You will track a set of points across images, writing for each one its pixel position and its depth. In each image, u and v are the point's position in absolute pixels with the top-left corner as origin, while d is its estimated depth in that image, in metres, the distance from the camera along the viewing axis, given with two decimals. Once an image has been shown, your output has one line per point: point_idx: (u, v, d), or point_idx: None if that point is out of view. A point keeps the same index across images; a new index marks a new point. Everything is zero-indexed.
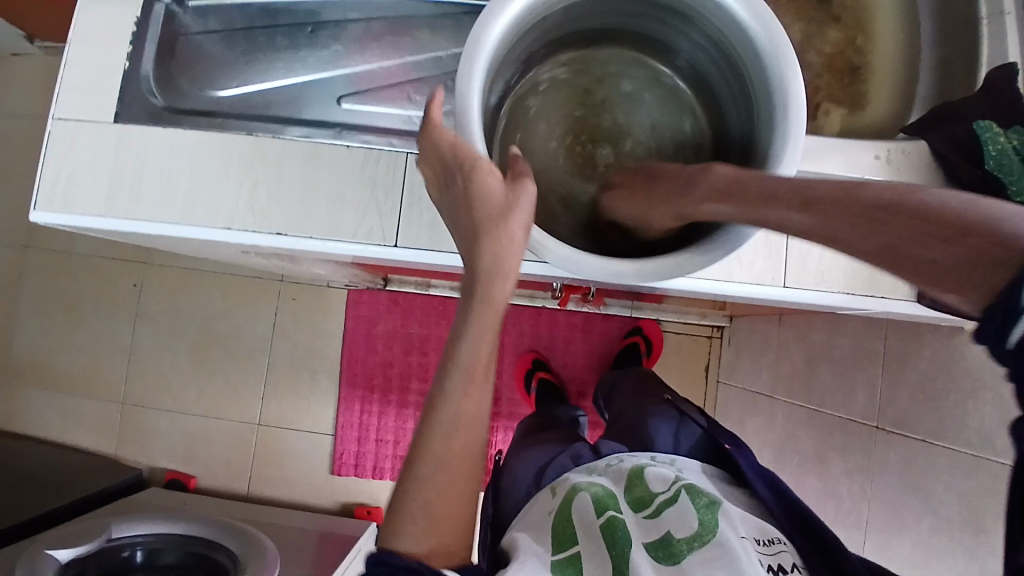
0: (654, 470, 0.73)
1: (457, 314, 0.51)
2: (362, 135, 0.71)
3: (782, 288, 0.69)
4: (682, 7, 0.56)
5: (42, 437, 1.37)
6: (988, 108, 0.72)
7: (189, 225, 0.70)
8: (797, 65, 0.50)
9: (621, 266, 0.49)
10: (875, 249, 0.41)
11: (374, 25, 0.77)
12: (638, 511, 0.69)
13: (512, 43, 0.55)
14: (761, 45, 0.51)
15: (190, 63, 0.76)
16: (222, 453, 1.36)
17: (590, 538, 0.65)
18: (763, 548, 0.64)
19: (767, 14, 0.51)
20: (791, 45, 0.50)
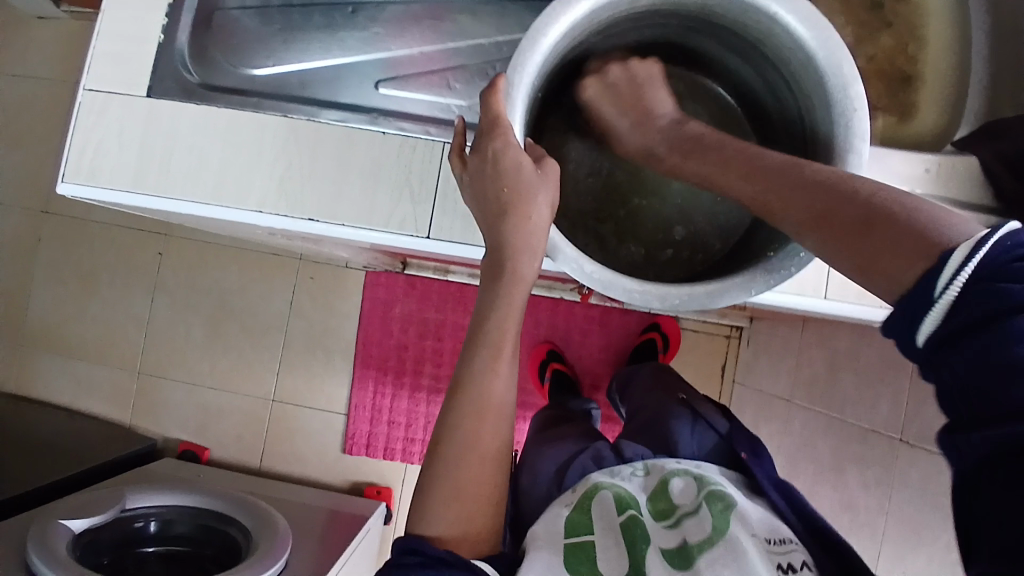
0: (679, 477, 0.72)
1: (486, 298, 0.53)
2: (398, 122, 0.69)
3: (823, 299, 0.67)
4: (739, 28, 0.58)
5: (57, 402, 1.38)
6: None
7: (220, 205, 0.69)
8: (857, 85, 0.51)
9: (670, 288, 0.50)
10: (809, 219, 0.45)
11: (414, 7, 0.74)
12: (659, 521, 0.68)
13: (565, 52, 0.58)
14: (821, 65, 0.52)
15: (226, 37, 0.74)
16: (234, 427, 1.36)
17: (605, 531, 0.66)
18: (773, 547, 0.62)
19: (833, 37, 0.52)
20: (852, 66, 0.51)
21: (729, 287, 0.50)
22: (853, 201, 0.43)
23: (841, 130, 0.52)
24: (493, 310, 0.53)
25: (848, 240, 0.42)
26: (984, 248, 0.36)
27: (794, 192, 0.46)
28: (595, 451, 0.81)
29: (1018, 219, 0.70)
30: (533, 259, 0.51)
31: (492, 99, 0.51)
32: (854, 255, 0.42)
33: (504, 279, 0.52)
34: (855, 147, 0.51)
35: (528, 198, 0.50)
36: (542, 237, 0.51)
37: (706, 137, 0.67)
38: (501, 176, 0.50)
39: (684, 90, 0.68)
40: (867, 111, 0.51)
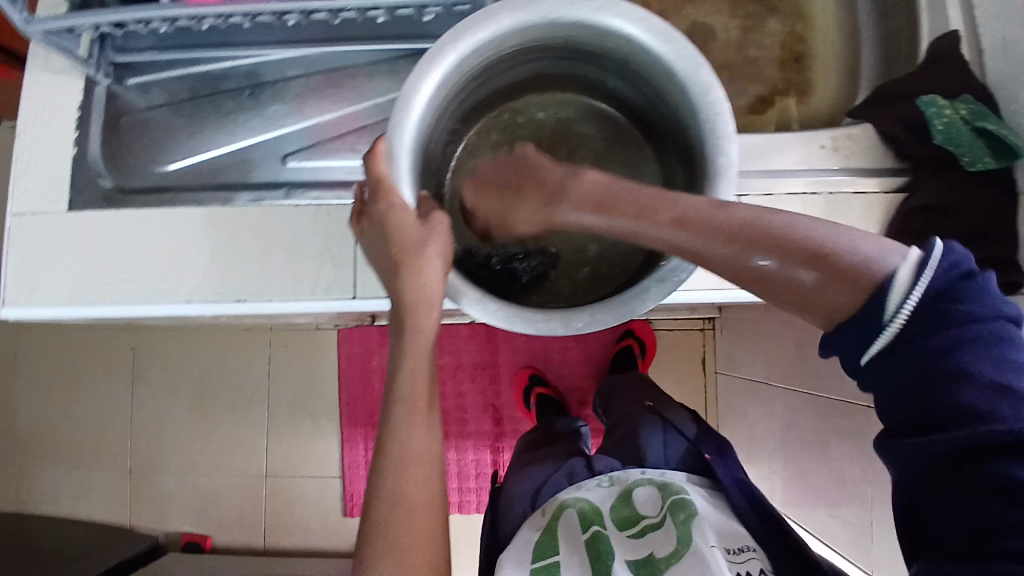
0: (643, 487, 0.78)
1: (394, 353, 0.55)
2: (311, 193, 0.71)
3: (747, 289, 0.70)
4: (606, 52, 0.61)
5: (56, 512, 1.38)
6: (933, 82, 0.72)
7: (153, 302, 0.70)
8: (716, 88, 0.54)
9: (575, 312, 0.56)
10: (739, 269, 0.49)
11: (315, 78, 0.75)
12: (624, 531, 0.74)
13: (445, 103, 0.60)
14: (682, 76, 0.55)
15: (136, 139, 0.75)
16: (232, 509, 1.35)
17: (572, 551, 0.72)
18: (731, 556, 0.66)
19: (688, 50, 0.55)
20: (710, 72, 0.55)
21: (626, 298, 0.56)
22: (763, 228, 0.48)
23: (710, 135, 0.55)
24: (401, 362, 0.55)
25: (786, 281, 0.48)
26: (930, 268, 0.46)
27: (730, 234, 0.48)
28: (568, 469, 0.84)
29: (925, 174, 0.72)
30: (431, 310, 0.53)
31: (373, 161, 0.53)
32: (795, 298, 0.48)
33: (409, 320, 0.54)
34: (725, 149, 0.54)
35: (421, 247, 0.52)
36: (439, 284, 0.53)
37: (602, 155, 0.70)
38: (389, 236, 0.52)
39: (578, 116, 0.71)
40: (730, 112, 0.54)
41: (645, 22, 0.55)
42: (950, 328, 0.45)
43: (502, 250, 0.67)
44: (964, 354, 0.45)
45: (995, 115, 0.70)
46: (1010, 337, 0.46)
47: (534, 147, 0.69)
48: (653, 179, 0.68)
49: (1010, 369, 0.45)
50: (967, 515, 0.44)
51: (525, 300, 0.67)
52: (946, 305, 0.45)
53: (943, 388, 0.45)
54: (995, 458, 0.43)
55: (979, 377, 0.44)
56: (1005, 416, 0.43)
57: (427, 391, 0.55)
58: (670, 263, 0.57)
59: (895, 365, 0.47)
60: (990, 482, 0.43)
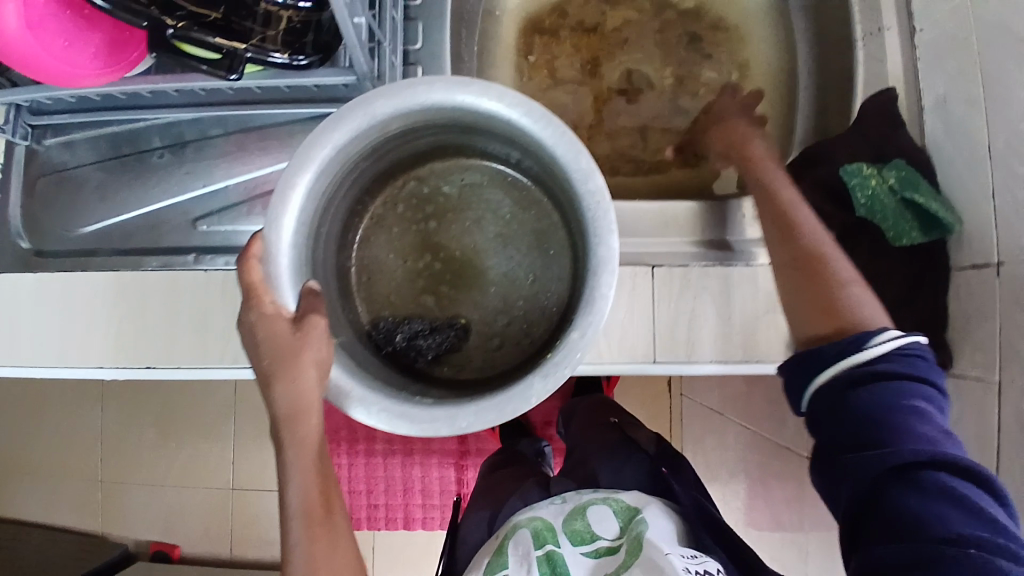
0: (599, 506, 0.77)
1: (278, 467, 0.53)
2: (222, 259, 0.71)
3: (656, 363, 0.69)
4: (493, 130, 0.60)
5: (26, 523, 1.39)
6: (860, 146, 0.69)
7: (68, 368, 0.71)
8: (597, 176, 0.55)
9: (462, 411, 0.56)
10: (801, 252, 0.61)
11: (233, 137, 0.73)
12: (578, 546, 0.72)
13: (335, 188, 0.60)
14: (566, 162, 0.56)
15: (50, 199, 0.74)
16: (200, 522, 1.37)
17: (524, 567, 0.69)
18: (688, 559, 0.64)
19: (567, 134, 0.55)
20: (591, 158, 0.55)
21: (511, 396, 0.55)
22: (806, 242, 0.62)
23: (592, 222, 0.55)
24: (287, 481, 0.52)
25: (828, 279, 0.59)
26: (902, 342, 0.53)
27: (796, 233, 0.62)
28: (525, 491, 0.87)
29: (848, 246, 0.69)
30: (311, 419, 0.53)
31: (247, 266, 0.53)
32: (804, 296, 0.60)
33: (284, 431, 0.53)
34: (606, 239, 0.55)
35: (297, 353, 0.52)
36: (317, 387, 0.53)
37: (510, 219, 0.69)
38: (261, 346, 0.52)
39: (483, 180, 0.70)
40: (608, 200, 0.54)
41: (525, 106, 0.55)
42: (896, 373, 0.52)
43: (407, 327, 0.67)
44: (901, 392, 0.51)
45: (927, 184, 0.66)
46: (939, 404, 0.52)
47: (438, 216, 0.69)
48: (560, 246, 0.68)
49: (939, 423, 0.51)
50: (897, 521, 0.47)
51: (434, 372, 0.68)
52: (910, 363, 0.53)
53: (879, 419, 0.51)
54: (921, 471, 0.47)
55: (924, 421, 0.50)
56: (928, 443, 0.49)
57: (323, 497, 0.53)
58: (554, 357, 0.56)
59: (843, 398, 0.53)
60: (926, 492, 0.47)
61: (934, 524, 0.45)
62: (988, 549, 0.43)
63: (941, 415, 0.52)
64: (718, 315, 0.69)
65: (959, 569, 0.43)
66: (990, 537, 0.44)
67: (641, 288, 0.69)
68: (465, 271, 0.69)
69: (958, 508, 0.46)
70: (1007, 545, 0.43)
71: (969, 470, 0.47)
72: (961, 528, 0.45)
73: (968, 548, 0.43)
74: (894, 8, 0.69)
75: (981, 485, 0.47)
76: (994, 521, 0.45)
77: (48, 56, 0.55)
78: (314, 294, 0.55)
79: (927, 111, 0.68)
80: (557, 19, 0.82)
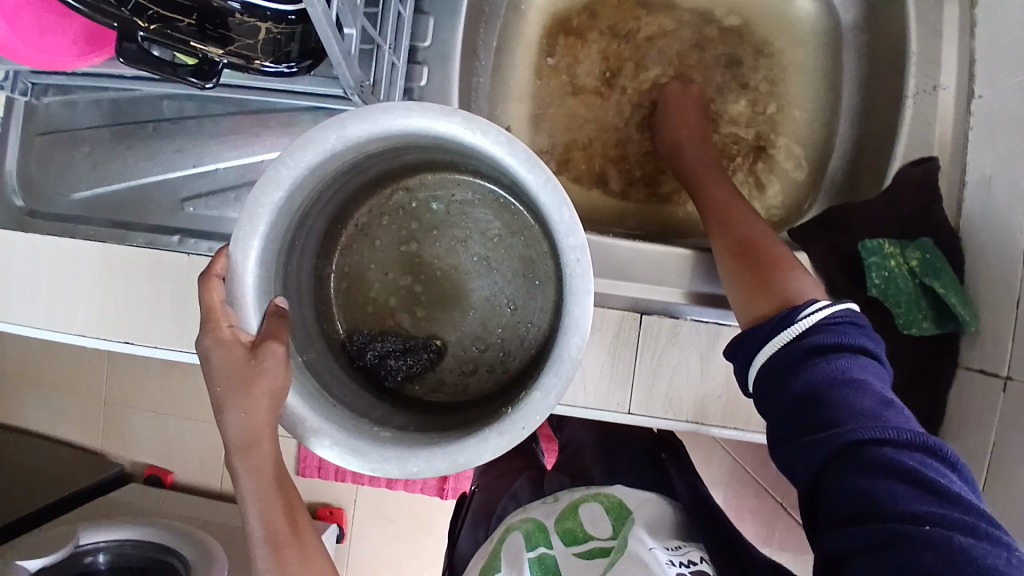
0: (591, 504, 0.73)
1: (236, 495, 0.52)
2: (209, 244, 0.70)
3: (628, 414, 0.69)
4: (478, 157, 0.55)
5: (36, 431, 1.46)
6: (889, 213, 0.67)
7: (52, 332, 0.71)
8: (578, 231, 0.49)
9: (417, 461, 0.52)
10: (736, 243, 0.62)
11: (240, 119, 0.72)
12: (569, 546, 0.68)
13: (313, 199, 0.58)
14: (547, 208, 0.50)
15: (48, 158, 0.75)
16: (196, 453, 1.41)
17: (515, 569, 0.66)
18: (672, 550, 0.64)
19: (551, 179, 0.50)
20: (573, 209, 0.49)
21: (464, 447, 0.52)
22: (748, 233, 0.62)
23: (569, 280, 0.50)
24: (246, 512, 0.52)
25: (763, 264, 0.59)
26: (829, 309, 0.51)
27: (735, 225, 0.64)
28: (517, 489, 0.83)
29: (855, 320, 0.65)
30: (266, 450, 0.52)
31: (208, 286, 0.52)
32: (739, 284, 0.59)
33: (237, 459, 0.52)
34: (581, 300, 0.50)
35: (250, 381, 0.51)
36: (272, 415, 0.52)
37: (501, 241, 0.65)
38: (218, 373, 0.52)
39: (474, 198, 0.65)
40: (587, 261, 0.49)
41: (508, 144, 0.50)
42: (827, 345, 0.49)
43: (379, 345, 0.65)
44: (835, 364, 0.48)
45: (951, 271, 0.63)
46: (879, 373, 0.49)
47: (424, 231, 0.66)
48: (547, 276, 0.63)
49: (881, 390, 0.47)
50: (853, 501, 0.43)
51: (406, 390, 0.66)
52: (843, 332, 0.50)
53: (817, 394, 0.47)
54: (866, 445, 0.44)
55: (861, 392, 0.46)
56: (869, 416, 0.45)
57: (289, 518, 0.53)
58: (513, 413, 0.52)
59: (783, 373, 0.50)
60: (873, 470, 0.43)
61: (885, 504, 0.41)
62: (947, 527, 0.39)
63: (884, 384, 0.48)
64: (700, 376, 0.68)
65: (921, 549, 0.39)
66: (948, 514, 0.40)
67: (625, 336, 0.68)
68: (449, 292, 0.66)
69: (908, 482, 0.42)
70: (971, 524, 0.39)
71: (916, 441, 0.43)
72: (915, 506, 0.41)
73: (925, 527, 0.40)
74: (956, 70, 0.68)
75: (937, 457, 0.43)
76: (952, 493, 0.41)
77: (24, 46, 0.61)
78: (280, 315, 0.54)
79: (968, 190, 0.66)
80: (591, 25, 0.84)
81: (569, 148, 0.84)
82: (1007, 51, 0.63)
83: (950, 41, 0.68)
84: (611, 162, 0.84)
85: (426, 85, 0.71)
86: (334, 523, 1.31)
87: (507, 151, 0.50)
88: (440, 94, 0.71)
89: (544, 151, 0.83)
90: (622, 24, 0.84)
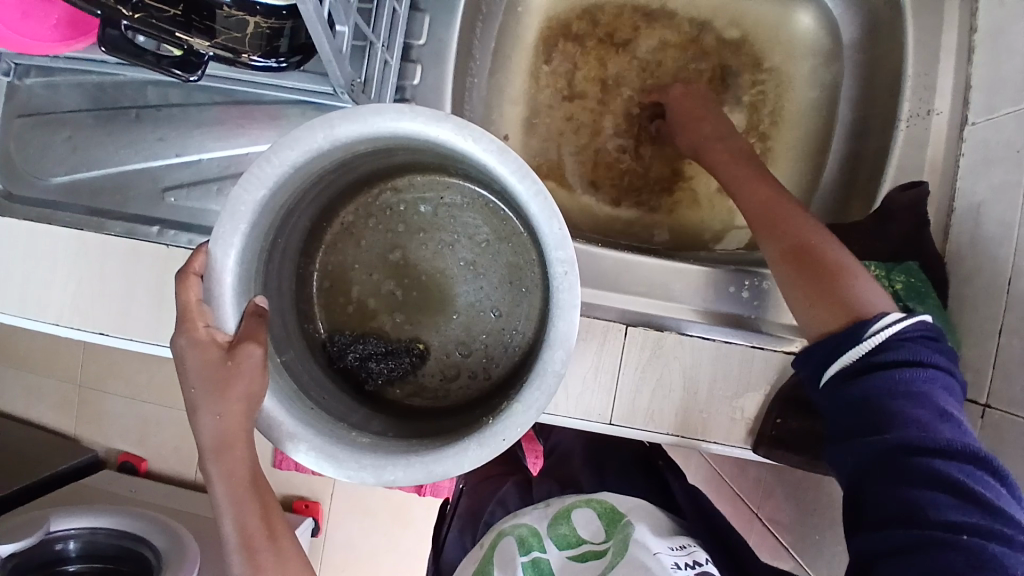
0: (583, 508, 0.73)
1: (209, 497, 0.52)
2: (191, 235, 0.69)
3: (607, 425, 0.68)
4: (468, 162, 0.54)
5: (8, 411, 1.44)
6: (876, 236, 0.68)
7: (23, 319, 0.69)
8: (568, 243, 0.48)
9: (395, 470, 0.51)
10: (788, 247, 0.59)
11: (227, 110, 0.70)
12: (564, 550, 0.68)
13: (297, 196, 0.57)
14: (536, 217, 0.49)
15: (28, 140, 0.73)
16: (172, 439, 1.38)
17: (508, 573, 0.66)
18: (675, 550, 0.64)
19: (542, 187, 0.48)
20: (563, 220, 0.48)
21: (443, 457, 0.51)
22: (807, 233, 0.59)
23: (556, 293, 0.50)
24: (221, 516, 0.51)
25: (824, 269, 0.56)
26: (909, 321, 0.50)
27: (785, 225, 0.61)
28: (505, 495, 0.82)
29: None
30: (242, 453, 0.51)
31: (185, 284, 0.51)
32: (803, 291, 0.57)
33: (211, 464, 0.51)
34: (567, 314, 0.49)
35: (226, 383, 0.50)
36: (248, 418, 0.51)
37: (488, 246, 0.64)
38: (194, 373, 0.51)
39: (463, 202, 0.64)
40: (574, 275, 0.48)
41: (499, 153, 0.48)
42: (894, 360, 0.49)
43: (361, 347, 0.64)
44: (898, 376, 0.49)
45: (936, 297, 0.64)
46: (946, 385, 0.49)
47: (411, 232, 0.65)
48: (534, 284, 0.63)
49: (941, 402, 0.48)
50: (893, 505, 0.46)
51: (386, 393, 0.65)
52: (914, 347, 0.49)
53: (877, 404, 0.49)
54: (916, 456, 0.46)
55: (920, 404, 0.48)
56: (923, 428, 0.47)
57: (265, 523, 0.52)
58: (495, 424, 0.51)
59: (850, 378, 0.51)
60: (919, 479, 0.45)
61: (923, 511, 0.44)
62: (981, 536, 0.42)
63: (949, 396, 0.49)
64: (683, 390, 0.68)
65: (953, 555, 0.42)
66: (982, 523, 0.43)
67: (610, 346, 0.68)
68: (434, 296, 0.65)
69: (952, 493, 0.44)
70: (1002, 533, 0.42)
71: (967, 455, 0.45)
72: (952, 515, 0.44)
73: (959, 536, 0.42)
74: (950, 95, 0.68)
75: (983, 470, 0.45)
76: (993, 504, 0.44)
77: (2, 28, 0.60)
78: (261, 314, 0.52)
79: (957, 216, 0.66)
80: (590, 32, 0.83)
81: (561, 151, 0.83)
82: (1004, 81, 0.63)
83: (947, 67, 0.68)
84: (604, 168, 0.84)
85: (419, 84, 0.70)
86: (311, 516, 1.30)
87: (497, 160, 0.49)
88: (433, 93, 0.70)
89: (538, 157, 0.83)
90: (619, 30, 0.84)
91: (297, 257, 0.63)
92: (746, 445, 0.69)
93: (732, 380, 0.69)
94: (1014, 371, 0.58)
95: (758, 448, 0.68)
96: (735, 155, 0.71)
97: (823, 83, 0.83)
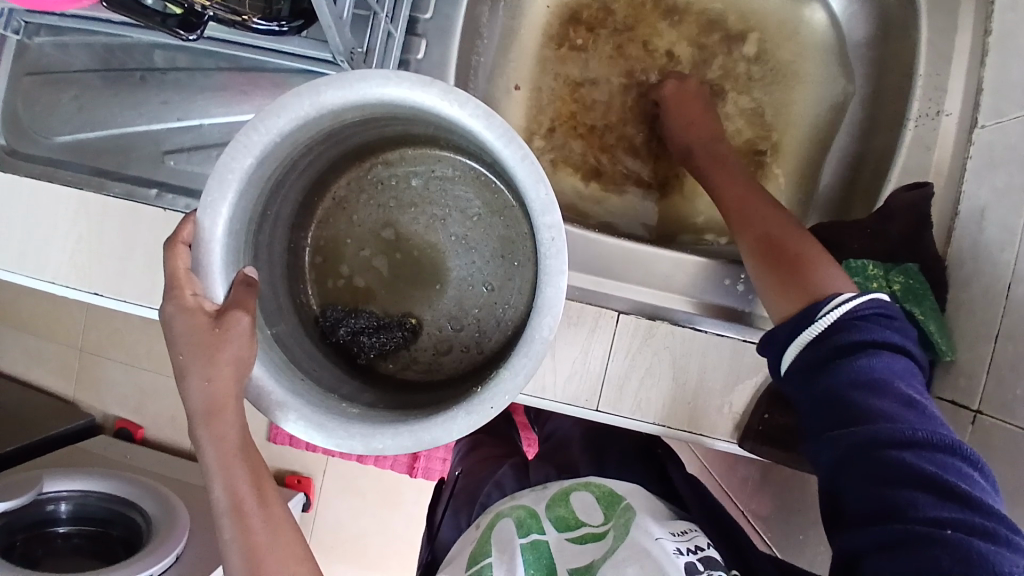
0: (581, 491, 0.72)
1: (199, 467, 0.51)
2: (188, 200, 0.69)
3: (598, 412, 0.68)
4: (455, 131, 0.54)
5: (10, 372, 1.45)
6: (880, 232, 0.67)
7: (21, 275, 0.70)
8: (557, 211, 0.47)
9: (381, 440, 0.51)
10: (760, 242, 0.61)
11: (233, 77, 0.70)
12: (562, 532, 0.67)
13: (288, 166, 0.57)
14: (525, 186, 0.48)
15: (36, 100, 0.73)
16: (168, 410, 1.38)
17: (507, 556, 0.64)
18: (678, 536, 0.63)
19: (530, 156, 0.48)
20: (551, 190, 0.48)
21: (430, 424, 0.50)
22: (781, 227, 0.62)
23: (543, 259, 0.49)
24: (210, 482, 0.50)
25: (784, 264, 0.58)
26: (852, 301, 0.52)
27: (754, 222, 0.63)
28: (502, 476, 0.81)
29: None
30: (234, 417, 0.51)
31: (172, 255, 0.51)
32: (772, 286, 0.58)
33: (201, 429, 0.50)
34: (555, 280, 0.48)
35: (214, 350, 0.50)
36: (235, 380, 0.50)
37: (479, 223, 0.64)
38: (178, 342, 0.50)
39: (454, 174, 0.64)
40: (562, 240, 0.47)
41: (485, 117, 0.48)
42: (855, 345, 0.50)
43: (353, 321, 0.63)
44: (860, 362, 0.49)
45: (932, 298, 0.63)
46: (907, 369, 0.50)
47: (404, 207, 0.65)
48: (526, 257, 0.62)
49: (902, 388, 0.48)
50: (874, 505, 0.45)
51: (379, 367, 0.65)
52: (870, 328, 0.50)
53: (841, 394, 0.49)
54: (888, 450, 0.45)
55: (883, 394, 0.48)
56: (890, 417, 0.47)
57: (257, 489, 0.51)
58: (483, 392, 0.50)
59: (814, 366, 0.52)
60: (897, 477, 0.44)
61: (906, 510, 0.43)
62: (967, 532, 0.41)
63: (912, 381, 0.49)
64: (672, 379, 0.67)
65: (940, 552, 0.40)
66: (966, 518, 0.41)
67: (602, 331, 0.68)
68: (429, 267, 0.65)
69: (929, 489, 0.43)
70: (986, 527, 0.41)
71: (934, 444, 0.45)
72: (937, 512, 0.42)
73: (945, 531, 0.41)
74: (961, 96, 0.67)
75: (952, 458, 0.44)
76: (970, 496, 0.43)
77: None
78: (250, 284, 0.51)
79: (960, 218, 0.66)
80: (601, 20, 0.83)
81: (565, 138, 0.83)
82: (1015, 83, 0.62)
83: (959, 67, 0.67)
84: (607, 154, 0.83)
85: (423, 59, 0.69)
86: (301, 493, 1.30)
87: (484, 125, 0.48)
88: (437, 69, 0.69)
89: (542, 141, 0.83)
90: (634, 22, 0.83)
91: (293, 228, 0.63)
92: (732, 439, 0.69)
93: (722, 372, 0.68)
94: (1006, 378, 0.57)
95: (746, 442, 0.68)
96: (715, 159, 0.73)
97: (832, 81, 0.83)
